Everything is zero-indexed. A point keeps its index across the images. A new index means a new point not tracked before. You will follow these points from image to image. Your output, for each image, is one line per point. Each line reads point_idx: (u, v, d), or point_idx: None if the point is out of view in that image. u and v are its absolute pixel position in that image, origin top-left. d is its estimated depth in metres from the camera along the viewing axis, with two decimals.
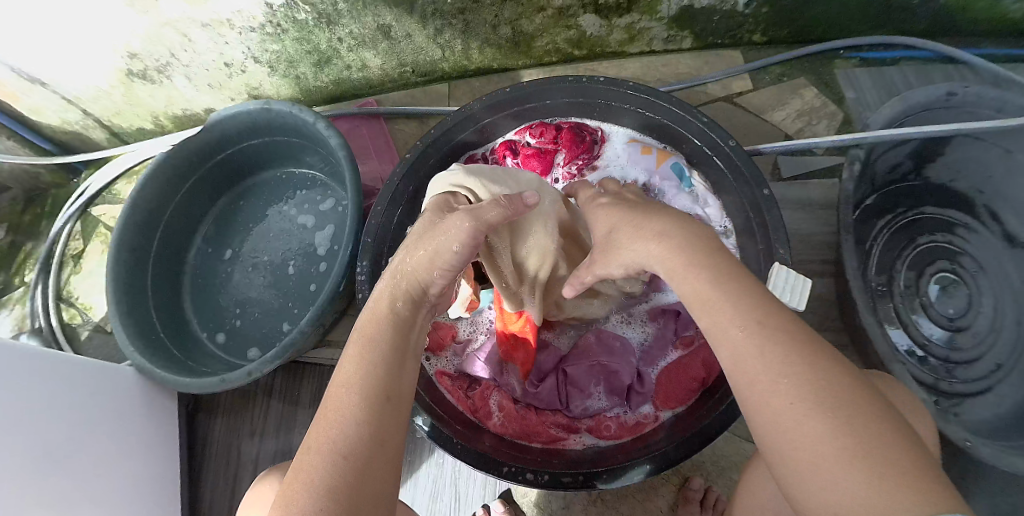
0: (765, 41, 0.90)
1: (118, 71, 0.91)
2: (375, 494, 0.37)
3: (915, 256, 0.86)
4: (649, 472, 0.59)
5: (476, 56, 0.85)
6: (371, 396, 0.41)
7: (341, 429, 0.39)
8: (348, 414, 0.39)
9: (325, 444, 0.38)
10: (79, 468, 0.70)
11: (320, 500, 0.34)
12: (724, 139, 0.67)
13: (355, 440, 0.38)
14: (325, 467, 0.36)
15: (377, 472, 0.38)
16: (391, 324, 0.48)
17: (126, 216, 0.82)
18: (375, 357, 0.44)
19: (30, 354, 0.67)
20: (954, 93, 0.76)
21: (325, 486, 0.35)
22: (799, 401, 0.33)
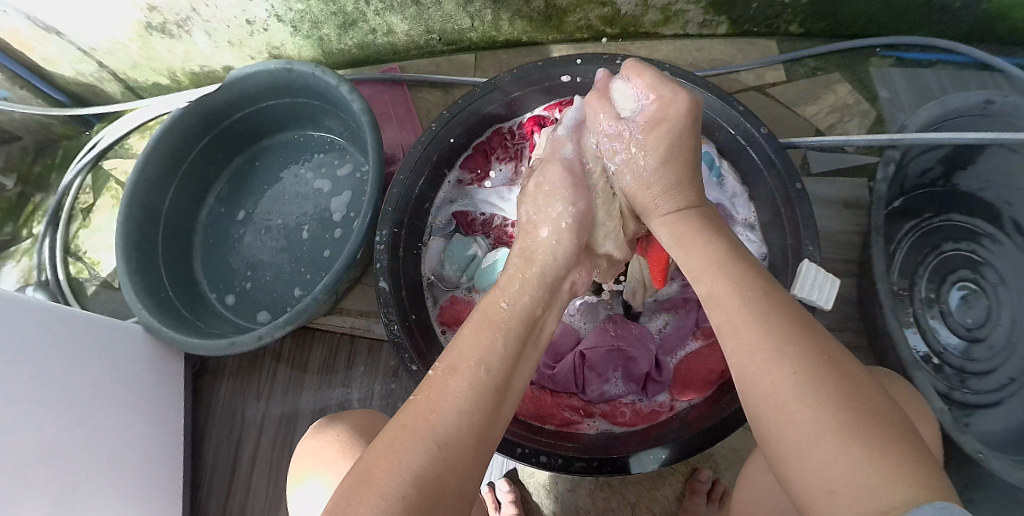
0: (802, 33, 0.87)
1: (137, 24, 0.89)
2: (459, 489, 0.36)
3: (937, 264, 0.85)
4: (664, 461, 0.58)
5: (506, 27, 0.83)
6: (482, 390, 0.41)
7: (446, 415, 0.39)
8: (456, 403, 0.39)
9: (422, 427, 0.38)
10: (85, 424, 0.70)
11: (407, 482, 0.34)
12: (757, 127, 0.65)
13: (457, 430, 0.38)
14: (421, 452, 0.36)
15: (464, 465, 0.37)
16: (509, 320, 0.47)
17: (139, 171, 0.80)
18: (483, 346, 0.44)
19: (39, 308, 0.67)
20: (992, 101, 0.74)
21: (434, 450, 0.36)
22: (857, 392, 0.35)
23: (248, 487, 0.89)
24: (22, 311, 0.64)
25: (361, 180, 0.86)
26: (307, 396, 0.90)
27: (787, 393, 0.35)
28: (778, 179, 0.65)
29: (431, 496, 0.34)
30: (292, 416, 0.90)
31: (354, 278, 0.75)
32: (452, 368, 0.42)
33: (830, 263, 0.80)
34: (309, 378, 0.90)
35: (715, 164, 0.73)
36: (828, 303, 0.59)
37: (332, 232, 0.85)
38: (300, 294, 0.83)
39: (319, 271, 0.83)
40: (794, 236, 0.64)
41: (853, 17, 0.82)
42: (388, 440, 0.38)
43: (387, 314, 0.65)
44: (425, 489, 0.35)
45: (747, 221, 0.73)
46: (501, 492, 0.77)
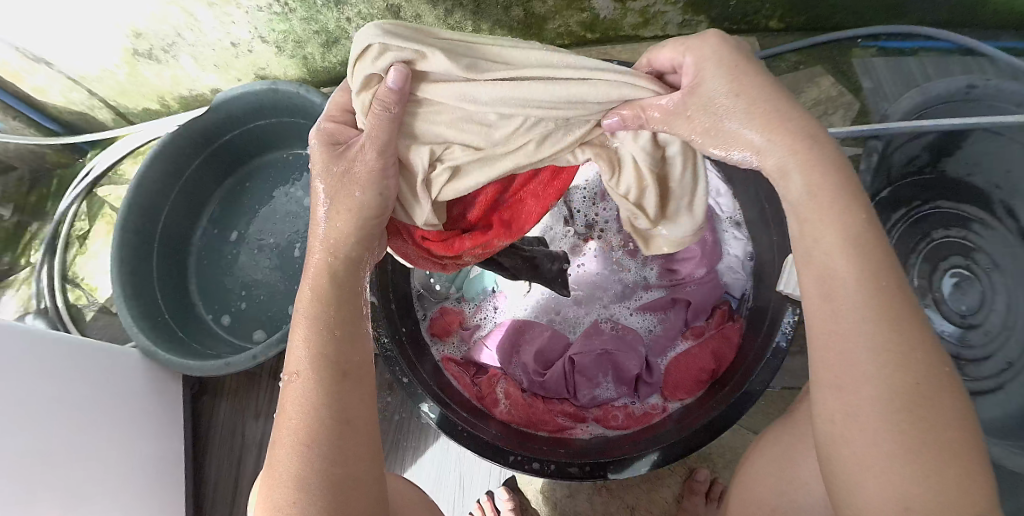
0: (782, 28, 0.88)
1: (124, 51, 0.90)
2: (352, 479, 0.40)
3: (929, 251, 0.86)
4: (656, 463, 0.58)
5: None
6: (321, 383, 0.42)
7: (304, 418, 0.41)
8: (304, 407, 0.41)
9: (291, 438, 0.40)
10: (86, 449, 0.70)
11: (291, 493, 0.39)
12: None
13: (319, 428, 0.40)
14: (295, 460, 0.40)
15: (354, 446, 0.41)
16: (336, 284, 0.47)
17: (131, 196, 0.81)
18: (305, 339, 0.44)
19: (36, 335, 0.67)
20: (974, 85, 0.75)
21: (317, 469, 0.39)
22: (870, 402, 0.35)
23: (249, 508, 0.89)
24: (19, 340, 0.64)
25: None
26: None
27: (872, 425, 0.34)
28: (761, 174, 0.66)
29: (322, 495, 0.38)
30: None
31: None
32: (296, 372, 0.43)
33: None
34: None
35: None
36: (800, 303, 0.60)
37: None
38: (293, 311, 0.83)
39: None
40: (780, 233, 0.64)
41: (832, 10, 0.82)
42: (275, 456, 0.41)
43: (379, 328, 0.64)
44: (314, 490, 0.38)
45: (734, 220, 0.73)
46: (499, 500, 0.77)
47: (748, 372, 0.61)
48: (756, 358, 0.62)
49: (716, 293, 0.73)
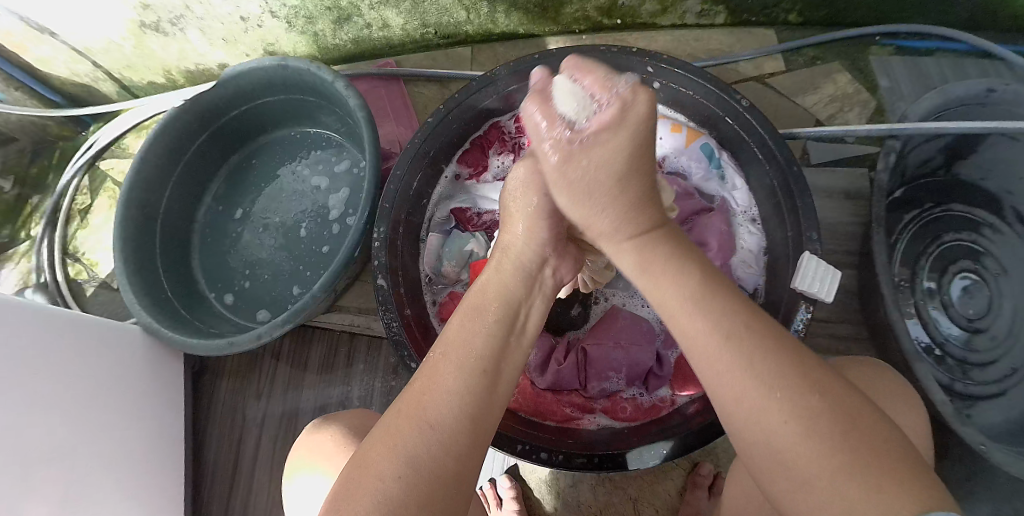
0: (801, 22, 0.87)
1: (131, 23, 0.88)
2: (456, 475, 0.37)
3: (938, 254, 0.84)
4: (666, 457, 0.58)
5: (502, 20, 0.82)
6: (472, 371, 0.42)
7: (441, 409, 0.39)
8: (446, 391, 0.40)
9: (405, 431, 0.38)
10: (82, 427, 0.69)
11: (400, 468, 0.36)
12: (738, 100, 0.65)
13: (445, 416, 0.39)
14: (414, 440, 0.38)
15: (468, 456, 0.39)
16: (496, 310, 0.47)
17: (136, 171, 0.79)
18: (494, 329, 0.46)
19: (29, 310, 0.65)
20: (994, 90, 0.73)
21: (415, 462, 0.37)
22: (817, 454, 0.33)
23: (250, 487, 0.89)
24: (12, 317, 0.62)
25: (358, 175, 0.86)
26: (307, 394, 0.90)
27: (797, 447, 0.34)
28: (777, 167, 0.64)
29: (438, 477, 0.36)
30: (292, 414, 0.89)
31: (353, 275, 0.74)
32: (445, 354, 0.44)
33: (832, 254, 0.80)
34: (309, 375, 0.90)
35: (714, 155, 0.74)
36: (829, 295, 0.58)
37: (329, 228, 0.84)
38: (298, 292, 0.82)
39: (318, 267, 0.83)
40: (795, 228, 0.63)
41: (853, 4, 0.81)
42: (378, 450, 0.38)
43: (386, 312, 0.64)
44: (372, 495, 0.35)
45: (750, 214, 0.73)
46: (501, 487, 0.77)
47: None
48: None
49: None
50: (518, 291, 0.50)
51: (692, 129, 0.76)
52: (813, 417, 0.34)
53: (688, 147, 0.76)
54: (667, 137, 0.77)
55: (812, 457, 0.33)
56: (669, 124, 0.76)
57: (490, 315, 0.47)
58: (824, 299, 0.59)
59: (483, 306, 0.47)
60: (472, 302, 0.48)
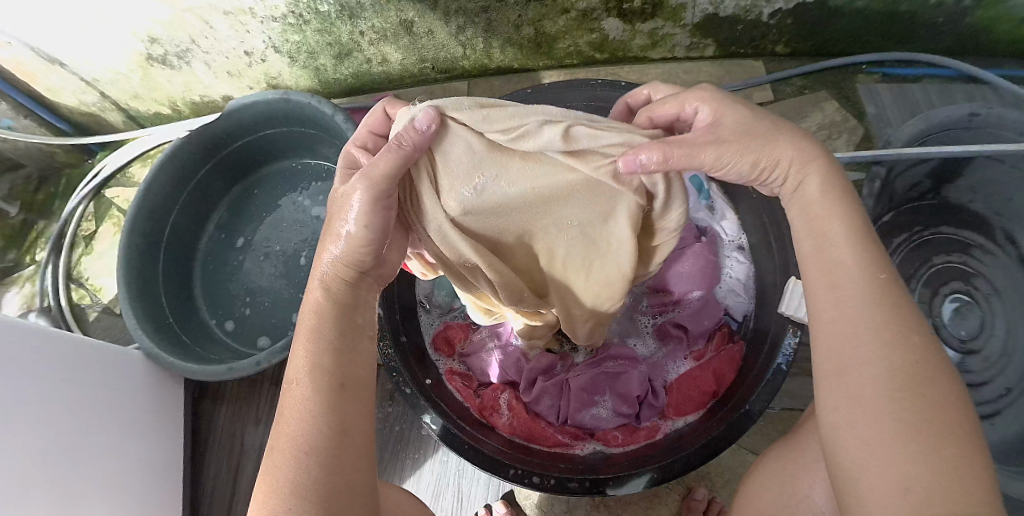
0: (788, 52, 0.89)
1: (138, 55, 0.91)
2: (345, 498, 0.35)
3: (928, 276, 0.85)
4: (654, 481, 0.59)
5: (497, 55, 0.85)
6: (326, 384, 0.38)
7: (304, 428, 0.36)
8: (303, 410, 0.37)
9: (287, 447, 0.36)
10: (79, 447, 0.69)
11: (286, 501, 0.34)
12: None
13: (317, 436, 0.36)
14: (285, 470, 0.35)
15: (349, 462, 0.37)
16: (335, 345, 0.40)
17: (139, 201, 0.82)
18: (325, 330, 0.41)
19: (23, 329, 0.65)
20: (978, 113, 0.78)
21: (291, 489, 0.35)
22: (881, 424, 0.33)
23: (246, 513, 0.88)
24: (16, 338, 0.63)
25: None
26: None
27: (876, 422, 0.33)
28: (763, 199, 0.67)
29: (321, 508, 0.34)
30: None
31: None
32: (293, 380, 0.39)
33: None
34: None
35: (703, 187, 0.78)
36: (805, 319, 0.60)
37: None
38: (297, 319, 0.84)
39: None
40: (784, 256, 0.65)
41: (839, 36, 0.84)
42: (265, 472, 0.37)
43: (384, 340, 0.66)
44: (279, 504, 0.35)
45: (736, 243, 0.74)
46: (496, 513, 0.77)
47: (754, 383, 0.62)
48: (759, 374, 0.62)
49: (718, 315, 0.73)
50: (348, 298, 0.44)
51: None
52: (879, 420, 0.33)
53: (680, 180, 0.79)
54: None
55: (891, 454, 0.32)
56: None
57: (329, 322, 0.41)
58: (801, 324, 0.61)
59: (316, 338, 0.40)
60: (311, 308, 0.42)
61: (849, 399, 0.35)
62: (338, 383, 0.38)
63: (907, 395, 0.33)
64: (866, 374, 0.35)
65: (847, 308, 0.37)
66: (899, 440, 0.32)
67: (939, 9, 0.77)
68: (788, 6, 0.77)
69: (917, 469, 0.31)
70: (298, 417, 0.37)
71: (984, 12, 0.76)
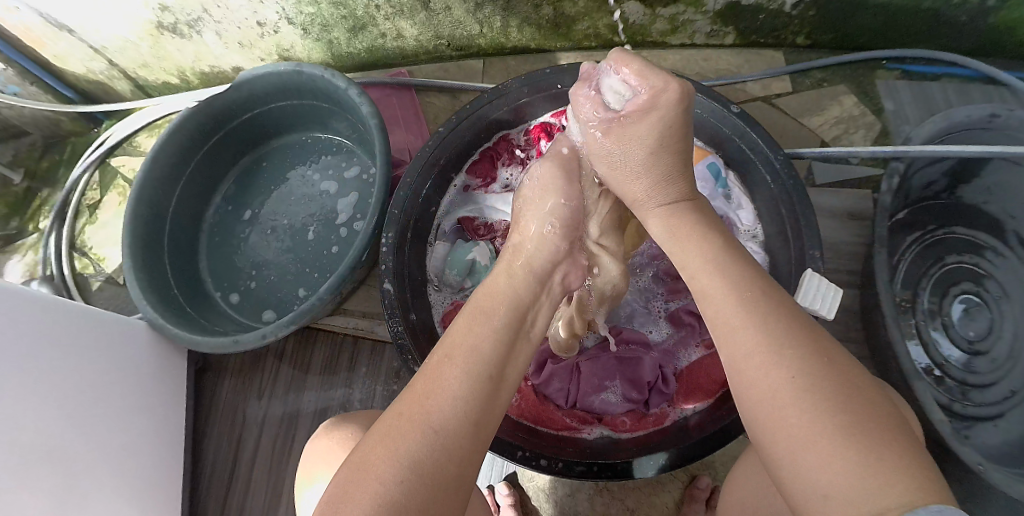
0: (808, 44, 0.87)
1: (149, 23, 0.90)
2: (449, 481, 0.34)
3: (938, 276, 0.85)
4: (664, 468, 0.58)
5: (514, 34, 0.83)
6: (476, 377, 0.40)
7: (439, 405, 0.37)
8: (451, 394, 0.38)
9: (416, 418, 0.37)
10: (82, 415, 0.69)
11: (403, 471, 0.33)
12: (727, 106, 0.68)
13: (453, 418, 0.37)
14: (414, 441, 0.35)
15: (471, 452, 0.37)
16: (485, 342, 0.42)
17: (148, 169, 0.81)
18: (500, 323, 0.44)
19: (24, 298, 0.64)
20: (997, 115, 0.74)
21: (414, 458, 0.34)
22: (807, 416, 0.32)
23: (248, 486, 0.89)
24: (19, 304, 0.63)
25: (368, 182, 0.87)
26: (310, 397, 0.90)
27: (802, 418, 0.32)
28: (782, 190, 0.66)
29: (430, 485, 0.33)
30: (292, 415, 0.90)
31: (358, 279, 0.75)
32: (446, 356, 0.41)
33: (834, 273, 0.81)
34: (312, 378, 0.91)
35: (720, 175, 0.74)
36: (830, 313, 0.60)
37: (336, 231, 0.85)
38: (304, 294, 0.83)
39: (324, 268, 0.84)
40: (799, 248, 0.65)
41: (862, 30, 0.83)
42: (380, 437, 0.36)
43: (392, 317, 0.65)
44: (382, 469, 0.34)
45: (753, 234, 0.74)
46: (499, 494, 0.77)
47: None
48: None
49: None
50: (523, 294, 0.48)
51: (701, 148, 0.76)
52: (805, 408, 0.32)
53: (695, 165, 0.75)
54: None
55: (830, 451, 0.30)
56: None
57: (496, 319, 0.45)
58: (826, 316, 0.60)
59: (476, 332, 0.43)
60: (478, 305, 0.46)
61: (775, 404, 0.34)
62: (483, 379, 0.40)
63: (830, 399, 0.32)
64: (782, 382, 0.34)
65: (766, 318, 0.38)
66: (838, 432, 0.31)
67: (964, 6, 0.75)
68: None
69: (863, 456, 0.29)
70: (440, 392, 0.38)
71: (1010, 11, 0.74)
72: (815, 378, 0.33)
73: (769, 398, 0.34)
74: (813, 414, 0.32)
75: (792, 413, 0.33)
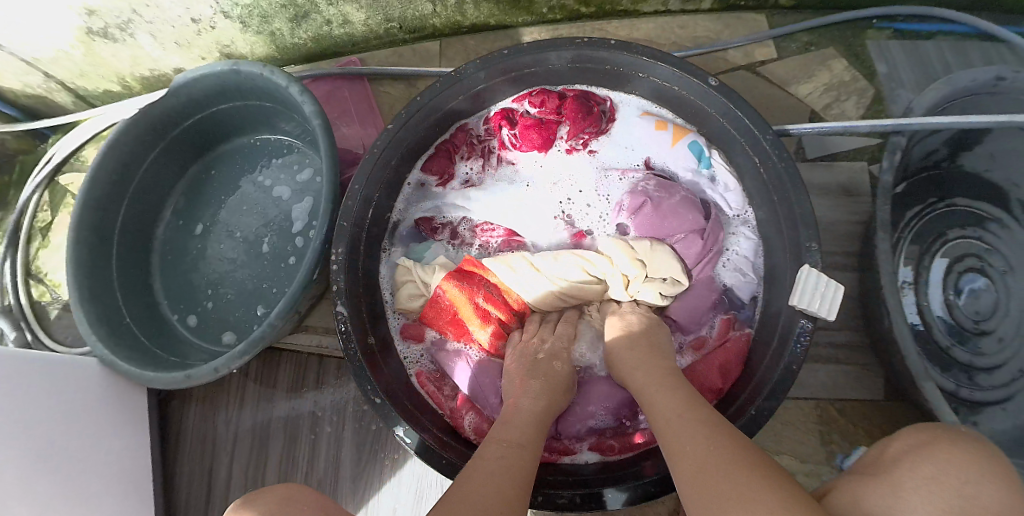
0: (793, 4, 0.81)
1: (78, 30, 0.82)
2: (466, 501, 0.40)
3: (942, 254, 0.79)
4: (626, 503, 0.53)
5: (472, 11, 0.77)
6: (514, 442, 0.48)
7: (482, 459, 0.46)
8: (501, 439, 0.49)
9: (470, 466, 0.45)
10: (45, 465, 0.64)
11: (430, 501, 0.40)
12: (701, 76, 0.61)
13: (481, 465, 0.45)
14: (454, 481, 0.43)
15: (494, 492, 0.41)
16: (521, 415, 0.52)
17: (86, 190, 0.74)
18: (526, 409, 0.53)
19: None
20: (1003, 78, 0.67)
21: (439, 488, 0.41)
22: (702, 455, 0.40)
23: None
24: None
25: (321, 184, 0.80)
26: (279, 417, 0.84)
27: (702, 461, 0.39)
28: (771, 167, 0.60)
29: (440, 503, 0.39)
30: (262, 440, 0.84)
31: (317, 293, 0.69)
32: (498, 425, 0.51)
33: (832, 255, 0.75)
34: (279, 395, 0.85)
35: (703, 155, 0.69)
36: (830, 313, 0.54)
37: (293, 242, 0.79)
38: (262, 313, 0.77)
39: (284, 283, 0.78)
40: (793, 235, 0.59)
41: None
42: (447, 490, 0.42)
43: (346, 337, 0.60)
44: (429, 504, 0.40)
45: (740, 217, 0.69)
46: None
47: (764, 382, 0.56)
48: (770, 369, 0.56)
49: (716, 295, 0.67)
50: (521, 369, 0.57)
51: (679, 126, 0.71)
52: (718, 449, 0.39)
53: (674, 146, 0.71)
54: (651, 135, 0.72)
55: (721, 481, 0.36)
56: (653, 121, 0.72)
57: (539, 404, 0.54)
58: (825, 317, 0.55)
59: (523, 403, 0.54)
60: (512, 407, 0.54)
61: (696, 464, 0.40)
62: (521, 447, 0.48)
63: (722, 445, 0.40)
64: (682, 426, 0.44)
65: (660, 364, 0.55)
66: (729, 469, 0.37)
67: None
68: None
69: (740, 478, 0.36)
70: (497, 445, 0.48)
71: None
72: (703, 425, 0.43)
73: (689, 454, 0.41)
74: (722, 454, 0.38)
75: (698, 463, 0.40)
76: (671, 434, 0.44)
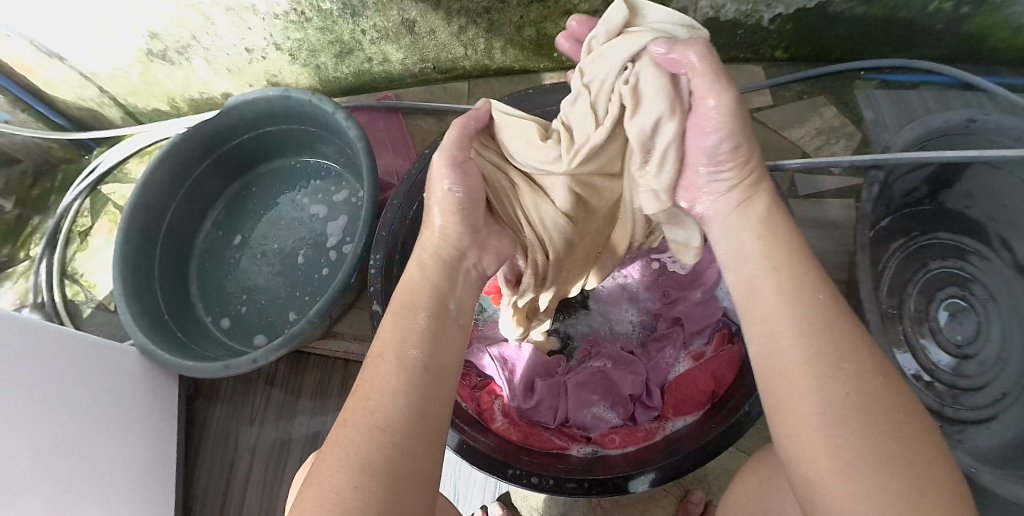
0: (787, 58, 0.90)
1: (139, 51, 0.91)
2: (409, 473, 0.34)
3: (925, 283, 0.85)
4: (653, 482, 0.59)
5: (499, 56, 0.85)
6: (412, 370, 0.39)
7: (385, 405, 0.37)
8: (391, 385, 0.38)
9: (363, 423, 0.36)
10: (73, 442, 0.68)
11: (354, 477, 0.33)
12: None
13: (398, 413, 0.36)
14: (362, 441, 0.35)
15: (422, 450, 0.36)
16: (421, 342, 0.41)
17: (137, 196, 0.81)
18: (418, 335, 0.42)
19: (13, 321, 0.64)
20: (974, 120, 0.77)
21: (363, 461, 0.33)
22: (826, 424, 0.32)
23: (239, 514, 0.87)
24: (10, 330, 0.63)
25: (356, 205, 0.88)
26: (301, 422, 0.90)
27: (821, 436, 0.32)
28: None
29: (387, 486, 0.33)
30: (283, 441, 0.90)
31: (348, 302, 0.76)
32: (380, 355, 0.40)
33: None
34: (303, 401, 0.91)
35: None
36: None
37: (326, 255, 0.86)
38: (294, 318, 0.83)
39: (316, 291, 0.84)
40: None
41: (838, 43, 0.85)
42: (328, 456, 0.35)
43: None
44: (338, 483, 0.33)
45: None
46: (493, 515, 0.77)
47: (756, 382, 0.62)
48: None
49: (713, 315, 0.74)
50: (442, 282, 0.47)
51: None
52: (838, 432, 0.32)
53: None
54: None
55: (847, 463, 0.31)
56: None
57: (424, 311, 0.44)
58: None
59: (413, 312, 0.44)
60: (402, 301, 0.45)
61: (802, 422, 0.33)
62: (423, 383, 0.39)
63: (847, 402, 0.33)
64: (800, 382, 0.35)
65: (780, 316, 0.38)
66: (849, 445, 0.31)
67: (938, 15, 0.76)
68: (788, 11, 0.78)
69: (875, 466, 0.30)
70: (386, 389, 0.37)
71: (984, 18, 0.75)
72: (856, 387, 0.33)
73: (801, 410, 0.34)
74: (854, 427, 0.32)
75: (815, 427, 0.33)
76: (781, 387, 0.36)
